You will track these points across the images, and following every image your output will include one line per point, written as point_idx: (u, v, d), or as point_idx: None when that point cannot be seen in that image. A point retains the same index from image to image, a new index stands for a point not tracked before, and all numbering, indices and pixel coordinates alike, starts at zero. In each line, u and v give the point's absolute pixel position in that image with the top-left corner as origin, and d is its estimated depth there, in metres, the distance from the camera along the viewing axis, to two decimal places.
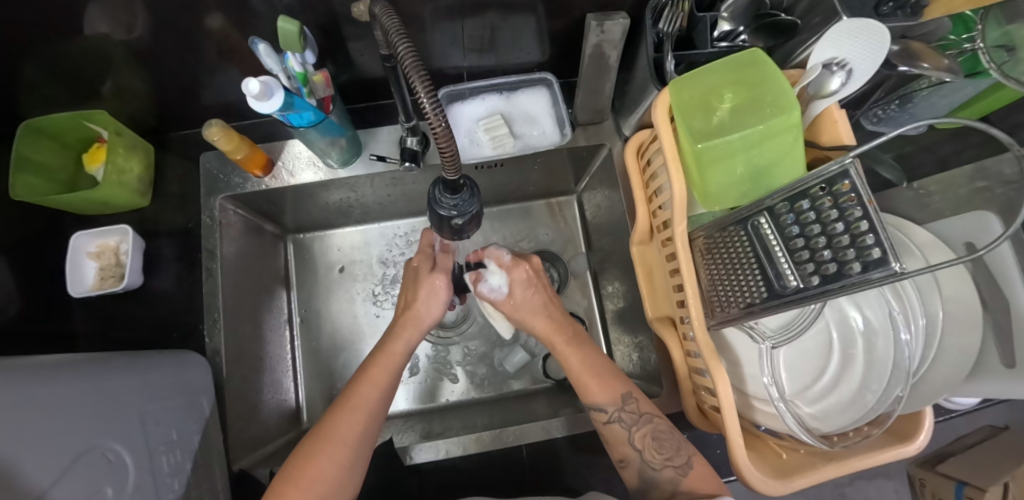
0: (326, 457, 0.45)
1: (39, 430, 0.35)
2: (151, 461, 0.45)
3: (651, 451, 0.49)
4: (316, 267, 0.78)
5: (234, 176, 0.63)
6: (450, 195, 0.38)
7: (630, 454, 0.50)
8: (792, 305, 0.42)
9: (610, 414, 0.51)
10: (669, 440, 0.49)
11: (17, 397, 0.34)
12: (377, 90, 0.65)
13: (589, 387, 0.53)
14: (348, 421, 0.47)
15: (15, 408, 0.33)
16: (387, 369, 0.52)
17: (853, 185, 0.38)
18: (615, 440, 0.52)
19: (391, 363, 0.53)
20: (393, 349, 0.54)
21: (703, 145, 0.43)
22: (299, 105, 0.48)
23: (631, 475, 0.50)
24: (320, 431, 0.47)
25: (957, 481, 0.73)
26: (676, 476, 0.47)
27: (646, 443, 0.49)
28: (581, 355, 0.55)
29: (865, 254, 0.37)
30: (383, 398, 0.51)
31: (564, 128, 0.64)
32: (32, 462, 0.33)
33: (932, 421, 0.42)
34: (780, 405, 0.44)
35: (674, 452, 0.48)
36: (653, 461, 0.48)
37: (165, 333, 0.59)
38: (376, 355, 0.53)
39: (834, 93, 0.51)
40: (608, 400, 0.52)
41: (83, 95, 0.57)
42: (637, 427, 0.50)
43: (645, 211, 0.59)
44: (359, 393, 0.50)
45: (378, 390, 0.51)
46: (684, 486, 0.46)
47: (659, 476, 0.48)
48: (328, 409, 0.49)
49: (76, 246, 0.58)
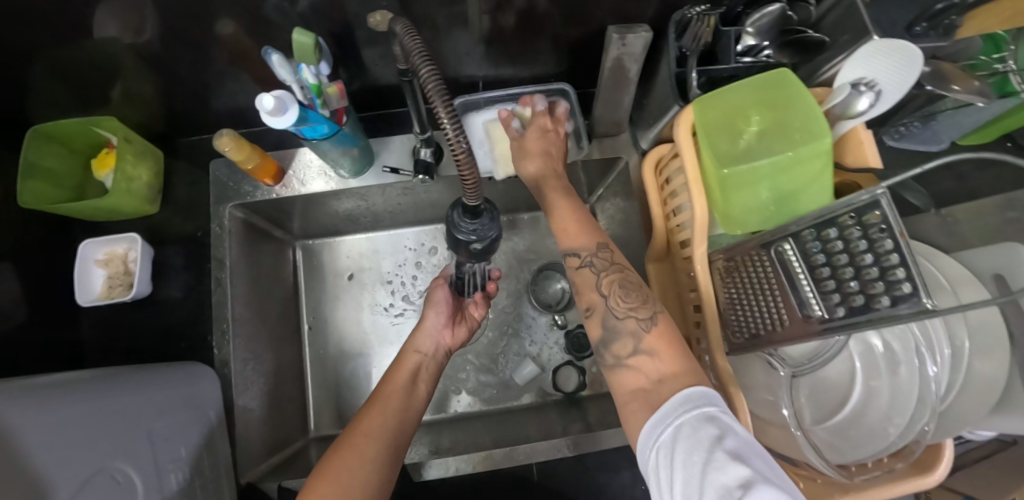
0: (356, 447, 0.45)
1: (44, 456, 0.34)
2: (158, 481, 0.44)
3: (616, 299, 0.43)
4: (325, 275, 0.77)
5: (244, 184, 0.62)
6: (469, 220, 0.37)
7: (596, 301, 0.45)
8: (816, 336, 0.41)
9: (581, 258, 0.46)
10: (635, 290, 0.43)
11: (20, 424, 0.33)
12: (390, 98, 0.63)
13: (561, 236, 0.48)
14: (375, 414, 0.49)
15: (18, 436, 0.32)
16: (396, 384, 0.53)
17: (883, 215, 0.36)
18: (581, 285, 0.46)
19: (410, 361, 0.56)
20: (416, 347, 0.58)
21: (729, 170, 0.42)
22: (314, 118, 0.47)
23: (594, 324, 0.44)
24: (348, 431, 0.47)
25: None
26: (638, 329, 0.41)
27: (613, 288, 0.44)
28: (568, 193, 0.51)
29: (895, 288, 0.36)
30: (404, 395, 0.52)
31: (580, 140, 0.63)
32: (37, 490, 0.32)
33: (951, 454, 0.42)
34: (799, 435, 0.43)
35: (639, 303, 0.42)
36: (617, 310, 0.43)
37: (172, 343, 0.58)
38: (394, 362, 0.57)
39: (861, 114, 0.50)
40: (584, 242, 0.47)
41: (92, 100, 0.56)
42: (607, 272, 0.45)
43: (662, 229, 0.58)
44: (383, 394, 0.51)
45: (399, 387, 0.53)
46: (644, 343, 0.40)
47: (621, 325, 0.42)
48: (360, 408, 0.50)
49: (84, 254, 0.58)
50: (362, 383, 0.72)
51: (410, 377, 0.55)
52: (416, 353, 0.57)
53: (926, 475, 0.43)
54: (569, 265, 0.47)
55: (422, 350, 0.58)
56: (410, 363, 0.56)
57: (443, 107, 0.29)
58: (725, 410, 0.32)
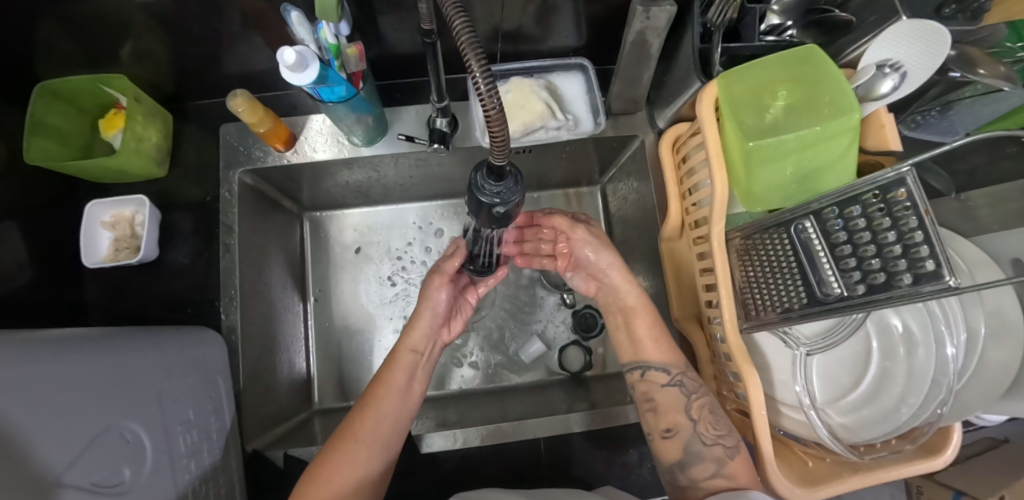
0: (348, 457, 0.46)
1: (52, 412, 0.33)
2: (168, 442, 0.43)
3: (705, 425, 0.48)
4: (330, 246, 0.76)
5: (256, 150, 0.61)
6: (494, 182, 0.36)
7: (682, 424, 0.49)
8: (834, 313, 0.41)
9: (670, 377, 0.51)
10: (724, 418, 0.48)
11: (29, 376, 0.32)
12: (405, 67, 0.62)
13: (646, 347, 0.53)
14: (369, 422, 0.49)
15: (26, 390, 0.31)
16: (393, 396, 0.51)
17: (909, 193, 0.36)
18: (666, 407, 0.50)
19: (406, 361, 0.54)
20: (407, 350, 0.55)
21: (755, 143, 0.41)
22: (334, 79, 0.46)
23: (672, 445, 0.49)
24: (342, 436, 0.48)
25: (955, 490, 0.74)
26: (723, 456, 0.46)
27: (703, 414, 0.48)
28: (654, 319, 0.55)
29: (918, 265, 0.35)
30: (402, 403, 0.51)
31: (597, 116, 0.62)
32: (43, 447, 0.31)
33: (960, 436, 0.42)
34: (812, 412, 0.44)
35: (727, 431, 0.47)
36: (704, 436, 0.47)
37: (179, 308, 0.58)
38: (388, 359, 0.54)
39: (884, 96, 0.48)
40: (676, 361, 0.52)
41: (101, 58, 0.55)
42: (696, 396, 0.50)
43: (678, 208, 0.58)
44: (382, 405, 0.50)
45: (396, 397, 0.51)
46: (726, 468, 0.46)
47: (705, 451, 0.47)
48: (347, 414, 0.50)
49: (91, 215, 0.57)
50: (367, 357, 0.72)
51: (408, 378, 0.53)
52: (412, 354, 0.55)
53: (933, 457, 0.43)
54: (656, 380, 0.52)
55: (420, 350, 0.56)
56: (407, 365, 0.54)
57: (472, 56, 0.25)
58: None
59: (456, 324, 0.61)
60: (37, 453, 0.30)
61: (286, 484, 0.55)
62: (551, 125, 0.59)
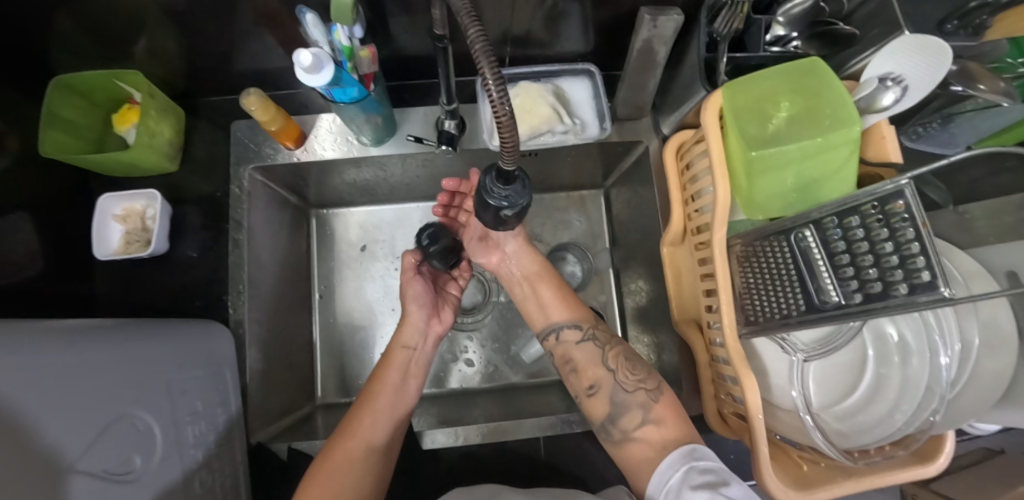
0: (345, 448, 0.48)
1: (65, 399, 0.33)
2: (176, 432, 0.44)
3: (624, 373, 0.51)
4: (336, 244, 0.77)
5: (265, 147, 0.62)
6: (502, 186, 0.37)
7: (602, 376, 0.52)
8: (832, 321, 0.42)
9: (582, 332, 0.56)
10: (639, 364, 0.52)
11: (43, 363, 0.33)
12: (415, 68, 0.63)
13: (552, 311, 0.59)
14: (367, 420, 0.50)
15: (39, 377, 0.32)
16: (394, 368, 0.56)
17: (907, 205, 0.37)
18: (586, 366, 0.54)
19: (400, 358, 0.57)
20: (401, 347, 0.58)
21: (757, 153, 0.42)
22: (347, 80, 0.47)
23: (599, 401, 0.51)
24: (324, 455, 0.47)
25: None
26: (647, 401, 0.49)
27: (619, 363, 0.52)
28: (554, 288, 0.61)
29: (914, 276, 0.36)
30: (398, 395, 0.54)
31: (603, 122, 0.62)
32: (56, 432, 0.32)
33: (953, 446, 0.44)
34: (808, 417, 0.45)
35: (646, 375, 0.51)
36: (626, 384, 0.51)
37: (188, 302, 0.58)
38: (383, 358, 0.58)
39: (885, 109, 0.49)
40: (583, 318, 0.57)
41: (116, 53, 0.56)
42: (610, 347, 0.54)
43: (680, 214, 0.59)
44: (369, 387, 0.54)
45: (389, 387, 0.54)
46: (652, 413, 0.48)
47: (630, 398, 0.49)
48: (351, 406, 0.52)
49: (103, 208, 0.58)
50: (369, 354, 0.73)
51: (402, 375, 0.56)
52: (405, 350, 0.58)
53: (926, 464, 0.44)
54: (570, 340, 0.56)
55: (411, 345, 0.59)
56: (398, 363, 0.56)
57: (485, 62, 0.26)
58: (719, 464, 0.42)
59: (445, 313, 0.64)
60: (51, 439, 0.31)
61: (289, 477, 0.55)
62: (557, 130, 0.59)
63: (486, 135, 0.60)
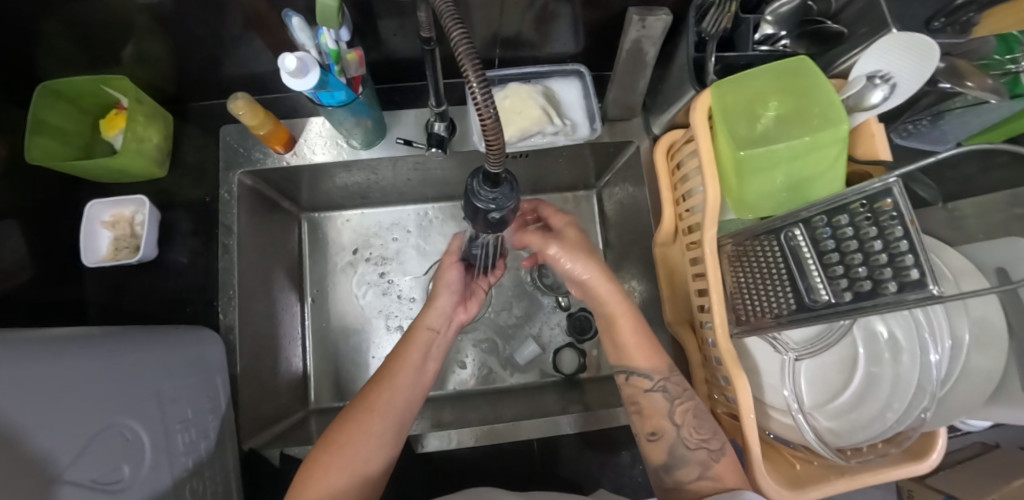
0: (360, 426, 0.46)
1: (52, 410, 0.33)
2: (167, 439, 0.43)
3: (689, 429, 0.48)
4: (328, 248, 0.77)
5: (256, 151, 0.61)
6: (490, 188, 0.37)
7: (666, 428, 0.48)
8: (822, 320, 0.42)
9: (654, 383, 0.50)
10: (708, 423, 0.48)
11: (30, 372, 0.33)
12: (405, 71, 0.63)
13: (629, 353, 0.51)
14: (384, 394, 0.48)
15: (26, 387, 0.32)
16: (417, 348, 0.52)
17: (895, 203, 0.37)
18: (651, 411, 0.49)
19: (423, 338, 0.53)
20: (426, 324, 0.54)
21: (746, 153, 0.42)
22: (333, 83, 0.47)
23: (658, 449, 0.48)
24: (326, 442, 0.46)
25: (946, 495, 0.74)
26: (709, 460, 0.46)
27: (687, 419, 0.48)
28: (635, 323, 0.51)
29: (903, 275, 0.36)
30: (417, 381, 0.51)
31: (594, 122, 0.62)
32: (44, 443, 0.32)
33: (944, 444, 0.44)
34: (799, 416, 0.45)
35: (711, 435, 0.47)
36: (689, 440, 0.47)
37: (178, 308, 0.58)
38: (406, 333, 0.54)
39: (874, 107, 0.49)
40: (656, 367, 0.50)
41: (103, 59, 0.55)
42: (681, 401, 0.49)
43: (672, 213, 0.59)
44: (392, 372, 0.50)
45: (410, 367, 0.51)
46: (712, 471, 0.46)
47: (690, 455, 0.47)
48: (367, 382, 0.50)
49: (91, 214, 0.57)
50: (362, 357, 0.73)
51: (425, 356, 0.52)
52: (428, 331, 0.53)
53: (918, 461, 0.44)
54: (641, 387, 0.50)
55: (436, 327, 0.54)
56: (416, 354, 0.52)
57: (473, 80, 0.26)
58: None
59: (472, 305, 0.59)
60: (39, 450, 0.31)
61: (281, 483, 0.55)
62: (547, 131, 0.59)
63: (476, 138, 0.60)
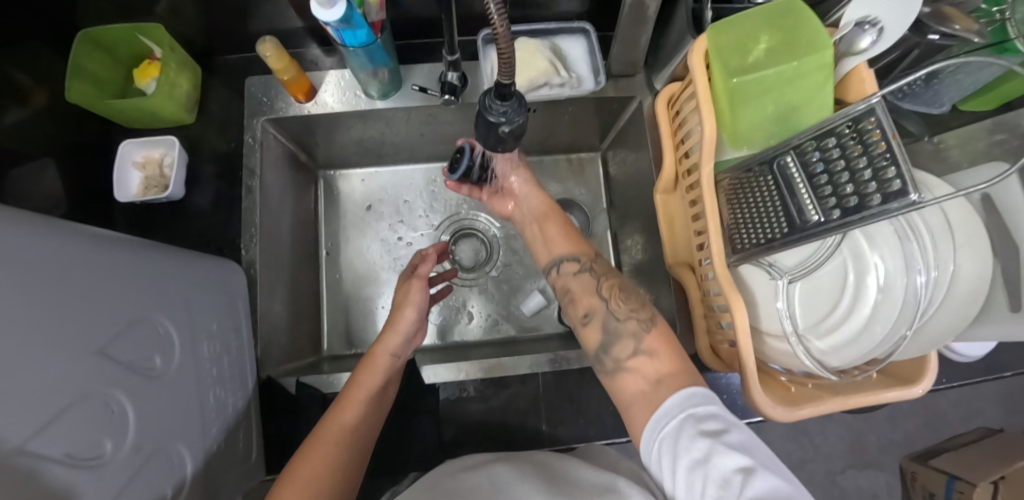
0: (318, 456, 0.46)
1: (96, 289, 0.36)
2: (195, 345, 0.46)
3: (617, 303, 0.50)
4: (343, 204, 0.80)
5: (278, 101, 0.65)
6: (500, 103, 0.41)
7: (596, 305, 0.51)
8: (812, 238, 0.44)
9: (580, 264, 0.55)
10: (635, 297, 0.50)
11: (78, 255, 0.35)
12: (421, 27, 0.66)
13: (554, 247, 0.58)
14: (343, 420, 0.49)
15: (75, 265, 0.34)
16: (375, 372, 0.54)
17: (878, 121, 0.40)
18: (581, 294, 0.53)
19: (384, 365, 0.55)
20: (380, 360, 0.55)
21: (738, 80, 0.45)
22: (358, 22, 0.50)
23: (592, 328, 0.50)
24: (310, 440, 0.47)
25: (949, 476, 0.79)
26: (638, 330, 0.47)
27: (614, 293, 0.51)
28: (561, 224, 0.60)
29: (886, 186, 0.39)
30: (374, 410, 0.52)
31: (598, 76, 0.66)
32: (91, 314, 0.34)
33: (936, 367, 0.46)
34: (793, 337, 0.47)
35: (640, 307, 0.49)
36: (618, 313, 0.49)
37: (202, 245, 0.61)
38: (364, 360, 0.55)
39: (863, 51, 0.52)
40: (584, 252, 0.56)
41: (139, 9, 0.59)
42: (606, 278, 0.53)
43: (672, 160, 0.62)
44: (359, 380, 0.53)
45: (367, 399, 0.52)
46: (644, 343, 0.45)
47: (621, 327, 0.48)
48: (324, 413, 0.50)
49: (124, 155, 0.61)
50: (374, 306, 0.76)
51: (382, 384, 0.53)
52: (391, 359, 0.55)
53: (909, 387, 0.46)
54: (569, 271, 0.55)
55: (398, 354, 0.56)
56: (383, 367, 0.54)
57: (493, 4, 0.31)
58: (722, 408, 0.38)
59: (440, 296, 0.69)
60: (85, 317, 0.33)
61: (298, 410, 0.58)
62: (553, 82, 0.63)
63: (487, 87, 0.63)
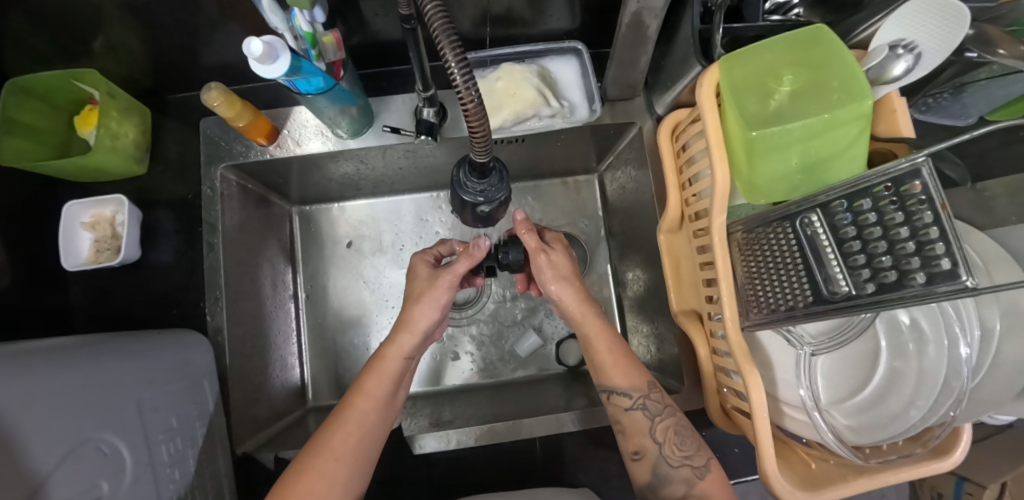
0: (321, 472, 0.43)
1: (17, 427, 0.31)
2: (149, 451, 0.42)
3: (671, 446, 0.47)
4: (322, 241, 0.75)
5: (237, 144, 0.58)
6: (477, 179, 0.34)
7: (649, 447, 0.48)
8: (840, 313, 0.38)
9: (634, 400, 0.49)
10: (690, 438, 0.47)
11: None
12: (391, 54, 0.59)
13: (608, 371, 0.51)
14: (342, 431, 0.45)
15: None
16: (382, 379, 0.49)
17: (924, 185, 0.33)
18: (633, 430, 0.49)
19: (396, 368, 0.50)
20: (392, 354, 0.50)
21: (758, 133, 0.38)
22: (308, 69, 0.43)
23: (643, 469, 0.48)
24: (317, 441, 0.44)
25: (958, 477, 0.76)
26: (692, 477, 0.46)
27: (667, 437, 0.47)
28: (611, 345, 0.52)
29: (933, 265, 0.33)
30: (382, 416, 0.48)
31: (593, 103, 0.59)
32: (13, 461, 0.30)
33: (969, 437, 0.41)
34: (816, 414, 0.41)
35: (694, 452, 0.47)
36: (671, 458, 0.47)
37: (164, 310, 0.56)
38: (374, 360, 0.50)
39: (896, 79, 0.44)
40: (637, 383, 0.49)
41: (72, 52, 0.52)
42: (661, 418, 0.48)
43: (678, 199, 0.55)
44: (367, 386, 0.48)
45: (374, 403, 0.48)
46: (697, 489, 0.45)
47: (673, 473, 0.46)
48: (325, 420, 0.46)
49: (70, 216, 0.55)
50: (359, 351, 0.71)
51: (391, 389, 0.49)
52: (405, 361, 0.51)
53: (943, 459, 0.41)
54: (620, 406, 0.50)
55: (410, 356, 0.51)
56: (392, 371, 0.50)
57: (459, 75, 0.26)
58: None
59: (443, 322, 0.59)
60: (4, 468, 0.29)
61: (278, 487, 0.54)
62: (543, 113, 0.55)
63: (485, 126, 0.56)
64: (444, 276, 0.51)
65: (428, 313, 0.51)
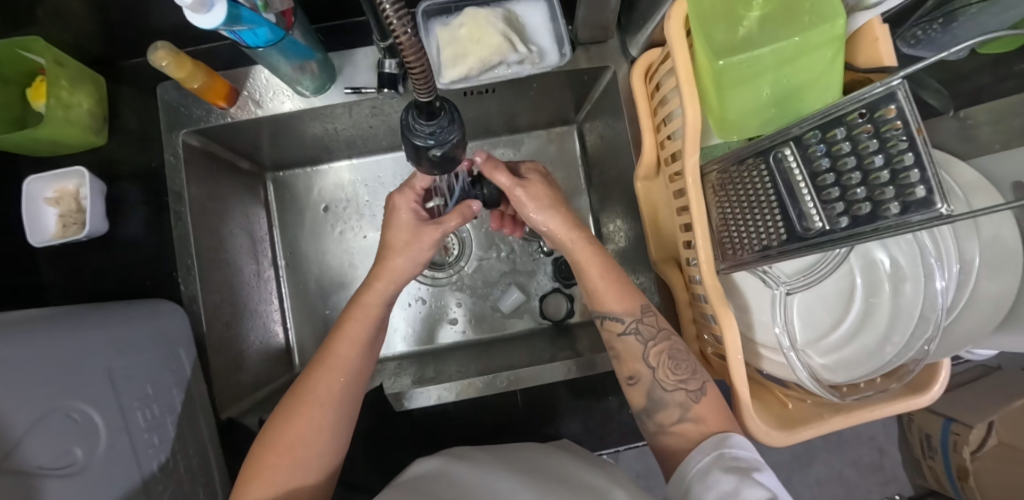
0: (307, 418, 0.43)
1: None
2: (124, 417, 0.42)
3: (665, 371, 0.45)
4: (299, 207, 0.73)
5: (196, 108, 0.56)
6: (425, 121, 0.32)
7: (641, 371, 0.46)
8: (814, 250, 0.37)
9: (626, 324, 0.47)
10: (685, 362, 0.45)
11: None
12: (347, 4, 0.55)
13: (600, 297, 0.49)
14: (325, 381, 0.44)
15: None
16: (361, 323, 0.47)
17: (900, 110, 0.31)
18: (627, 356, 0.48)
19: (372, 312, 0.48)
20: (369, 301, 0.48)
21: (725, 62, 0.36)
22: (250, 19, 0.40)
23: (637, 392, 0.47)
24: (296, 391, 0.44)
25: (945, 418, 0.78)
26: (687, 400, 0.44)
27: (661, 361, 0.46)
28: (601, 262, 0.49)
29: (907, 193, 0.31)
30: (364, 359, 0.47)
31: (563, 47, 0.56)
32: None
33: (948, 372, 0.40)
34: (791, 354, 0.41)
35: (689, 375, 0.45)
36: (665, 382, 0.45)
37: (138, 283, 0.56)
38: (351, 306, 0.48)
39: (876, 5, 0.40)
40: (628, 309, 0.48)
41: (12, 18, 0.49)
42: (655, 342, 0.47)
43: (653, 143, 0.53)
44: (334, 350, 0.46)
45: (355, 348, 0.47)
46: (691, 412, 0.43)
47: (669, 397, 0.44)
48: (307, 367, 0.46)
49: (32, 192, 0.54)
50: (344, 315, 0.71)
51: (372, 332, 0.48)
52: (381, 306, 0.48)
53: (919, 394, 0.40)
54: (615, 332, 0.48)
55: (390, 301, 0.49)
56: (373, 317, 0.48)
57: None
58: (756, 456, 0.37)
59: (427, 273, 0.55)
60: None
61: None
62: (511, 59, 0.52)
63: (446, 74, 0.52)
64: (432, 229, 0.48)
65: (407, 266, 0.48)
